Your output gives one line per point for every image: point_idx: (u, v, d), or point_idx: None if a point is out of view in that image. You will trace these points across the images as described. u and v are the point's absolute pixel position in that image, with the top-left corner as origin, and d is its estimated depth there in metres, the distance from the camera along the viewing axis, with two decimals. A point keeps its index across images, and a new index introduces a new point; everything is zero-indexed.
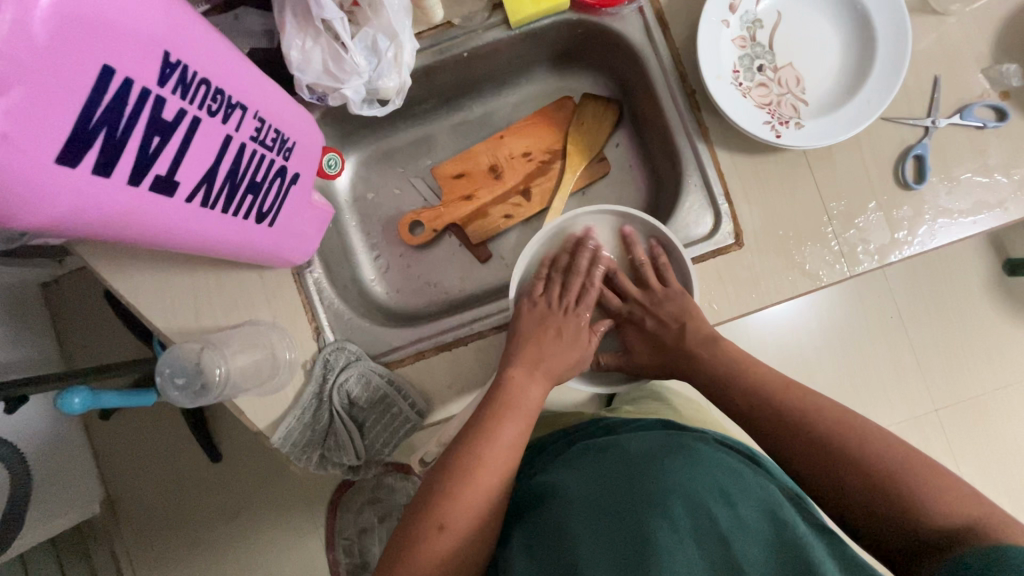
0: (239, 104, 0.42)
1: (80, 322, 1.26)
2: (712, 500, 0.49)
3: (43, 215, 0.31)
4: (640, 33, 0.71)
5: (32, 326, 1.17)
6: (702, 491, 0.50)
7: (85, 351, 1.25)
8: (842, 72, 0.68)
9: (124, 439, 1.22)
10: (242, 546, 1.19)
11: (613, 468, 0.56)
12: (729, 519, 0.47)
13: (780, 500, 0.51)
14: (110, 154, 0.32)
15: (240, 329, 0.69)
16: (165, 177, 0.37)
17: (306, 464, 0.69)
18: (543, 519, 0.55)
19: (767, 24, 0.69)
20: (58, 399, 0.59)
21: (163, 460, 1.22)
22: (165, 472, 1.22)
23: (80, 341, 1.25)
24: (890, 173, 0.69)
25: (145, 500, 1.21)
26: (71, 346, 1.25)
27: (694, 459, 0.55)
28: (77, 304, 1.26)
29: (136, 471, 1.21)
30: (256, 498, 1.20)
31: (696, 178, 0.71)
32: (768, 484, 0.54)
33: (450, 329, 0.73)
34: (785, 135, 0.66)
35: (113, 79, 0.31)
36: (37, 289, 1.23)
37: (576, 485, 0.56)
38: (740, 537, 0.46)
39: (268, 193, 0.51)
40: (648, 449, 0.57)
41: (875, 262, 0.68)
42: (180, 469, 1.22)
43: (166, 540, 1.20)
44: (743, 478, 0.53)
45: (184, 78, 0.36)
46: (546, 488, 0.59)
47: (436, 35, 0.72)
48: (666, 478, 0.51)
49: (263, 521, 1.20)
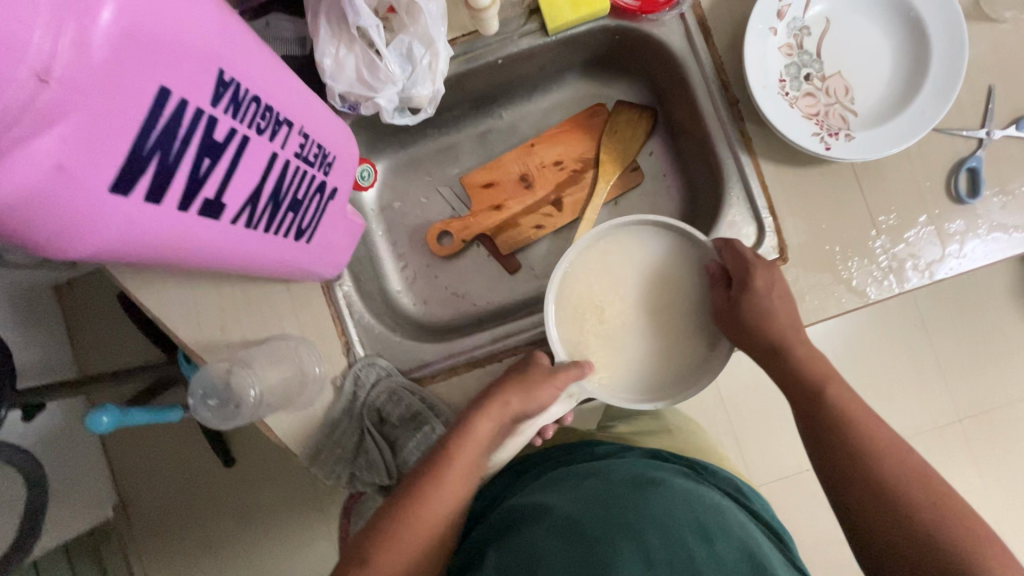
0: (287, 121, 0.40)
1: (93, 324, 1.24)
2: (689, 536, 0.51)
3: (92, 244, 0.29)
4: (681, 40, 0.69)
5: (44, 328, 1.15)
6: (680, 529, 0.51)
7: (97, 353, 1.23)
8: (893, 82, 0.65)
9: (134, 445, 1.19)
10: (254, 553, 1.18)
11: (593, 493, 0.57)
12: (704, 556, 0.49)
13: (759, 546, 0.52)
14: (162, 180, 0.30)
15: (266, 344, 0.66)
16: (213, 199, 0.35)
17: (336, 483, 0.67)
18: (518, 534, 0.56)
19: (815, 31, 0.66)
20: (87, 418, 0.57)
21: (178, 463, 1.20)
22: (175, 479, 1.20)
23: (92, 344, 1.23)
24: (941, 187, 0.66)
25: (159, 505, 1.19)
26: (82, 348, 1.23)
27: (678, 496, 0.56)
28: (90, 308, 1.24)
29: (149, 475, 1.19)
30: (273, 502, 1.19)
31: (738, 191, 0.69)
32: (749, 532, 0.54)
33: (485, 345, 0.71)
34: (834, 147, 0.63)
35: (170, 101, 0.29)
36: (49, 292, 1.21)
37: (557, 502, 0.58)
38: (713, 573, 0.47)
39: (307, 210, 0.49)
40: (630, 480, 0.59)
41: (924, 277, 0.66)
42: (192, 477, 1.20)
43: (180, 546, 1.19)
44: (722, 518, 0.55)
45: (236, 97, 0.34)
46: (522, 506, 0.60)
47: (469, 42, 0.69)
48: (646, 509, 0.54)
49: (279, 525, 1.18)
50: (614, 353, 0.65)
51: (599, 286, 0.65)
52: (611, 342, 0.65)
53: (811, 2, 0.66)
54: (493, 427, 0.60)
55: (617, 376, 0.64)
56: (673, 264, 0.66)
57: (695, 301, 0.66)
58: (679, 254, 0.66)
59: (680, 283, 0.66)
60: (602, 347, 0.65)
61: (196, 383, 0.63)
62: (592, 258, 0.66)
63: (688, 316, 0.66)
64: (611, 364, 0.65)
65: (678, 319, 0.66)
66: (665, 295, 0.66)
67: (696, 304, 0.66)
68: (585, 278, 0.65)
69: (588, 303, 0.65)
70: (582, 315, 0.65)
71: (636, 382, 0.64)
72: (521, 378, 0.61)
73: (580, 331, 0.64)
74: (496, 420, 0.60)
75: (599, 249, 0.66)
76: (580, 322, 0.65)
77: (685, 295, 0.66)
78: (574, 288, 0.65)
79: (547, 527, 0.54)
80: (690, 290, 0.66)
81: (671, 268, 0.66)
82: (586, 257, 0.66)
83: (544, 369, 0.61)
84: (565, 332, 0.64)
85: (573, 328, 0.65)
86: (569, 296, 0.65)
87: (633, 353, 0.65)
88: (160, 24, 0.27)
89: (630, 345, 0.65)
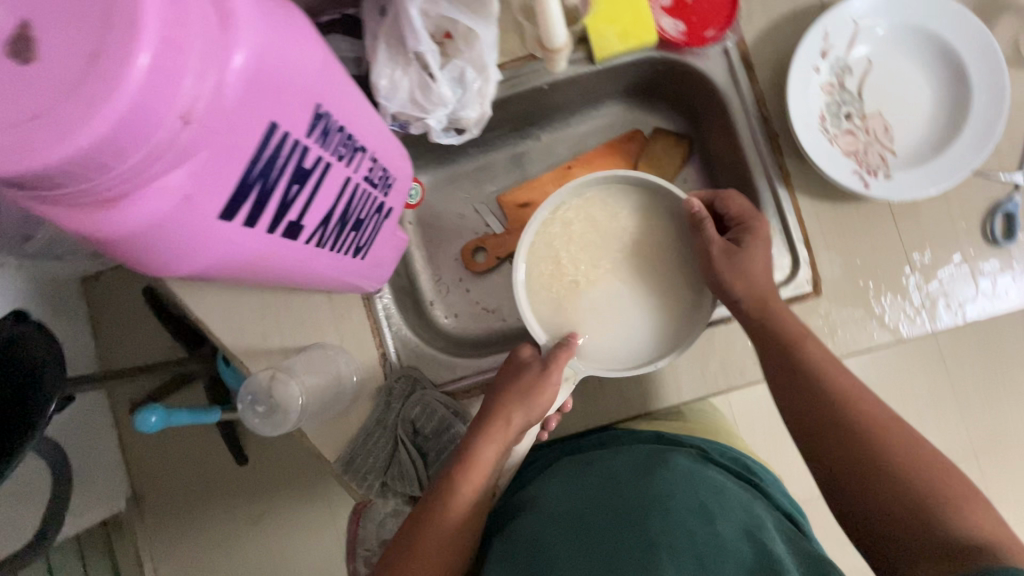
0: (362, 147, 0.42)
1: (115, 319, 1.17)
2: (693, 519, 0.50)
3: (193, 262, 0.31)
4: (723, 74, 0.70)
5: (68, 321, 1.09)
6: (679, 516, 0.50)
7: (118, 350, 1.17)
8: (932, 124, 0.66)
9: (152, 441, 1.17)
10: (267, 549, 1.15)
11: (596, 485, 0.57)
12: (708, 539, 0.48)
13: (765, 526, 0.51)
14: (259, 205, 0.32)
15: (307, 351, 0.68)
16: (295, 222, 0.37)
17: (367, 491, 0.68)
18: (521, 528, 0.56)
19: (857, 71, 0.68)
20: (137, 417, 0.59)
21: (191, 459, 1.17)
22: (192, 474, 1.17)
23: (114, 339, 1.17)
24: (976, 228, 0.67)
25: (172, 500, 1.17)
26: (104, 343, 1.17)
27: (680, 475, 0.56)
28: (117, 305, 1.17)
29: (166, 469, 1.17)
30: (285, 503, 1.16)
31: (775, 223, 0.70)
32: (755, 511, 0.54)
33: None
34: (872, 186, 0.65)
35: (277, 135, 0.31)
36: (77, 286, 1.14)
37: (560, 494, 0.58)
38: (725, 560, 0.46)
39: (367, 228, 0.51)
40: (634, 465, 0.59)
41: (956, 317, 0.66)
42: (212, 471, 1.17)
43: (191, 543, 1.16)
44: (728, 497, 0.54)
45: (327, 127, 0.36)
46: (525, 500, 0.61)
47: (517, 67, 0.71)
48: (649, 495, 0.53)
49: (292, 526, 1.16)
50: (599, 320, 0.64)
51: (567, 255, 0.65)
52: (593, 309, 0.64)
53: (855, 43, 0.67)
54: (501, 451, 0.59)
55: (606, 341, 0.63)
56: (640, 217, 0.66)
57: (671, 247, 0.65)
58: (646, 208, 0.66)
59: (650, 234, 0.66)
60: (584, 316, 0.64)
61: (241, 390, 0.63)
62: (555, 232, 0.65)
63: (667, 267, 0.65)
64: (598, 331, 0.63)
65: (656, 270, 0.65)
66: (637, 250, 0.65)
67: (673, 249, 0.65)
68: (551, 253, 0.64)
69: (559, 274, 0.64)
70: (555, 290, 0.64)
71: (627, 341, 0.63)
72: (515, 392, 0.59)
73: (557, 306, 0.64)
74: (501, 445, 0.59)
75: (563, 221, 0.65)
76: (554, 297, 0.64)
77: (660, 245, 0.65)
78: (542, 266, 0.64)
79: (548, 523, 0.54)
80: (663, 238, 0.66)
81: (638, 222, 0.66)
82: (548, 232, 0.65)
83: (538, 372, 0.60)
84: (540, 313, 0.64)
85: (550, 306, 0.64)
86: (538, 276, 0.64)
87: (617, 314, 0.64)
88: (279, 70, 0.29)
89: (612, 308, 0.64)
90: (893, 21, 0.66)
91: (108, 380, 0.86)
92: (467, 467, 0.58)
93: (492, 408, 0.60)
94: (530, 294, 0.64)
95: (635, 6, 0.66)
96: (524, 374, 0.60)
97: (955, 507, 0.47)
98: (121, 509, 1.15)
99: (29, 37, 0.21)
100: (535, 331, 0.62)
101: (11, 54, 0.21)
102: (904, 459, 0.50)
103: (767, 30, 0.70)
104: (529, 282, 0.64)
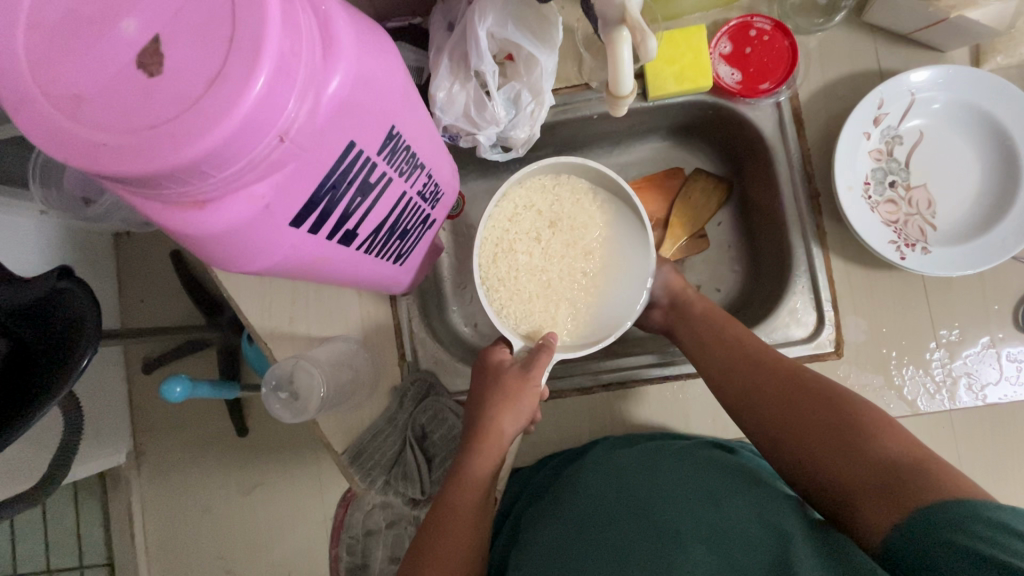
0: (421, 164, 0.44)
1: (144, 279, 1.10)
2: (700, 508, 0.53)
3: (260, 261, 0.33)
4: (772, 127, 0.71)
5: (94, 274, 1.03)
6: (681, 513, 0.52)
7: (141, 309, 1.10)
8: (977, 203, 0.66)
9: (154, 401, 1.10)
10: (249, 526, 1.02)
11: (604, 482, 0.59)
12: (717, 526, 0.51)
13: (773, 500, 0.53)
14: (325, 214, 0.34)
15: (330, 342, 0.70)
16: (352, 231, 0.39)
17: (369, 488, 0.69)
18: (541, 534, 0.57)
19: (907, 142, 0.68)
20: (164, 387, 0.62)
21: (193, 421, 1.09)
22: (192, 436, 1.09)
23: (138, 298, 1.10)
24: (1008, 312, 0.67)
25: (165, 462, 1.08)
26: (128, 301, 1.10)
27: (682, 462, 0.58)
28: (144, 268, 1.11)
29: (166, 429, 1.09)
30: (278, 477, 1.03)
31: (804, 280, 0.70)
32: (761, 483, 0.56)
33: (566, 377, 0.71)
34: (909, 257, 0.64)
35: (352, 152, 0.33)
36: (108, 239, 1.09)
37: (571, 498, 0.59)
38: (733, 545, 0.49)
39: (411, 238, 0.52)
40: (637, 457, 0.61)
41: (977, 399, 0.66)
42: (209, 437, 1.08)
43: (177, 511, 1.06)
44: (734, 478, 0.56)
45: (395, 146, 0.37)
46: (540, 509, 0.62)
47: (570, 94, 0.72)
48: (658, 489, 0.56)
49: (278, 507, 1.01)
50: (563, 306, 0.66)
51: (517, 244, 0.66)
52: (554, 297, 0.66)
53: (909, 114, 0.67)
54: (493, 466, 0.59)
55: (570, 324, 0.65)
56: (581, 201, 0.67)
57: (614, 223, 0.67)
58: (584, 191, 0.67)
59: (592, 214, 0.67)
60: (548, 306, 0.66)
61: (268, 377, 0.67)
62: (503, 226, 0.66)
63: (611, 246, 0.67)
64: (565, 316, 0.66)
65: (601, 248, 0.67)
66: (579, 233, 0.67)
67: (616, 225, 0.67)
68: (503, 248, 0.66)
69: (515, 266, 0.66)
70: (513, 287, 0.66)
71: (588, 322, 0.65)
72: (501, 398, 0.60)
73: (519, 302, 0.66)
74: (497, 456, 0.60)
75: (509, 217, 0.66)
76: (513, 295, 0.66)
77: (603, 223, 0.67)
78: (497, 264, 0.65)
79: (565, 526, 0.56)
80: (605, 216, 0.67)
81: (580, 206, 0.67)
82: (496, 227, 0.65)
83: (518, 375, 0.60)
84: (506, 312, 0.65)
85: (511, 303, 0.65)
86: (494, 275, 0.65)
87: (578, 297, 0.66)
88: (363, 95, 0.31)
89: (571, 291, 0.66)
90: (950, 96, 0.66)
91: (128, 337, 0.88)
92: (463, 482, 0.58)
93: (483, 421, 0.60)
94: (491, 295, 0.65)
95: (697, 50, 0.67)
96: (505, 374, 0.60)
97: (878, 439, 0.49)
98: (119, 463, 1.06)
99: (158, 54, 0.24)
100: (511, 339, 0.62)
101: (141, 67, 0.23)
102: (834, 411, 0.53)
103: (820, 90, 0.71)
104: (488, 283, 0.65)
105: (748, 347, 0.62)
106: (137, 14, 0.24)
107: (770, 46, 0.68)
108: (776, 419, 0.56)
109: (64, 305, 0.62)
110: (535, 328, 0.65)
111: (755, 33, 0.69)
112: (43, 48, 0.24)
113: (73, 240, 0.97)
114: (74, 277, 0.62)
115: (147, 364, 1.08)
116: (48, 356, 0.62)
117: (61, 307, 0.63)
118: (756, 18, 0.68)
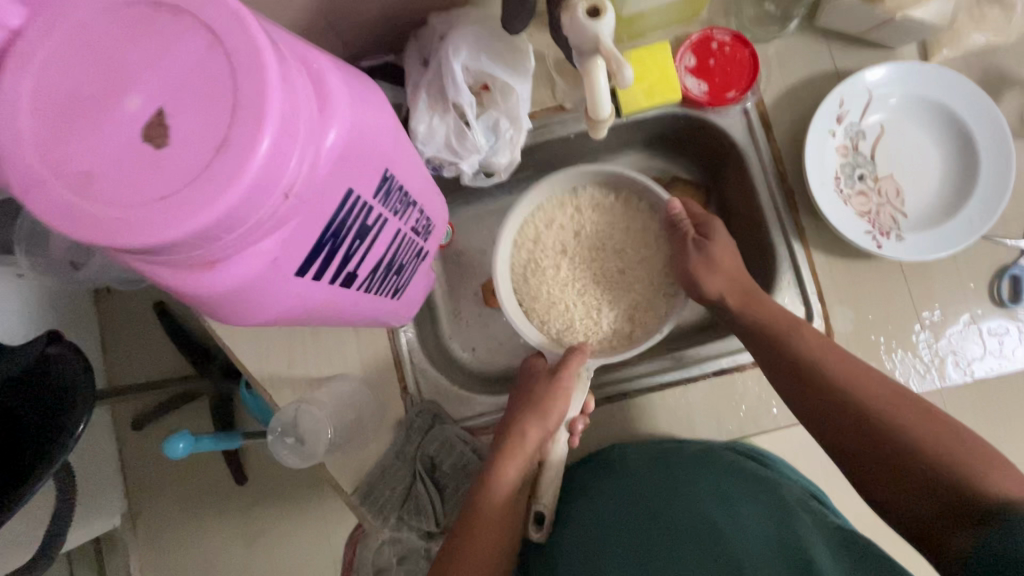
0: (413, 200, 0.44)
1: (126, 333, 1.09)
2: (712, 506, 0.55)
3: (266, 313, 0.33)
4: (742, 133, 0.74)
5: (77, 334, 1.01)
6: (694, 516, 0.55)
7: (126, 365, 1.08)
8: (941, 188, 0.70)
9: (148, 459, 1.07)
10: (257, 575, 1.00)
11: (638, 489, 0.61)
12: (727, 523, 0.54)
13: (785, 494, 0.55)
14: (328, 259, 0.35)
15: (331, 382, 0.70)
16: (353, 273, 0.39)
17: (382, 524, 0.68)
18: (573, 536, 0.60)
19: (870, 136, 0.71)
20: (168, 444, 0.60)
21: (188, 474, 1.07)
22: (189, 489, 1.06)
23: (121, 354, 1.08)
24: (984, 289, 0.70)
25: (163, 519, 1.05)
26: (111, 358, 1.08)
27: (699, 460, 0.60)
28: (127, 323, 1.09)
29: (162, 484, 1.06)
30: (284, 518, 1.02)
31: (790, 275, 0.72)
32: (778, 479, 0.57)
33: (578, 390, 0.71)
34: (885, 246, 0.67)
35: (352, 199, 0.34)
36: (88, 298, 1.07)
37: (604, 501, 0.61)
38: (741, 538, 0.52)
39: (407, 272, 0.52)
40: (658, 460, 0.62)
41: (965, 375, 0.68)
42: (206, 488, 1.06)
43: (180, 567, 1.03)
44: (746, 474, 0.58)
45: (389, 187, 0.38)
46: (558, 523, 0.62)
47: (546, 116, 0.74)
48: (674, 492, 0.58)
49: (285, 549, 1.00)
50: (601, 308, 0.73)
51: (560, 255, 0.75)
52: (593, 300, 0.74)
53: (869, 110, 0.71)
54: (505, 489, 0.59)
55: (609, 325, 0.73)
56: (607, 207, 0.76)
57: (640, 225, 0.75)
58: (607, 197, 0.76)
59: (614, 220, 0.75)
60: (586, 308, 0.74)
61: (274, 425, 0.70)
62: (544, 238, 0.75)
63: (643, 247, 0.75)
64: (603, 318, 0.73)
65: (633, 250, 0.75)
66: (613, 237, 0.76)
67: (642, 227, 0.75)
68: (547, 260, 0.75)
69: (545, 280, 0.74)
70: (557, 295, 0.74)
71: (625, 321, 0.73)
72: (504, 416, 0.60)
73: (560, 307, 0.74)
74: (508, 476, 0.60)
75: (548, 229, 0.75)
76: (556, 301, 0.74)
77: (631, 226, 0.75)
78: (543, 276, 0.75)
79: (599, 525, 0.60)
80: (631, 219, 0.75)
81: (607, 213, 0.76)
82: (539, 238, 0.75)
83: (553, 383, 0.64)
84: (545, 319, 0.73)
85: (552, 310, 0.73)
86: (538, 286, 0.74)
87: (615, 298, 0.74)
88: (360, 143, 0.32)
89: (610, 293, 0.74)
90: (905, 91, 0.70)
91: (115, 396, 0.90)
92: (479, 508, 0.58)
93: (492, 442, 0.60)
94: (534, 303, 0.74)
95: (663, 66, 0.70)
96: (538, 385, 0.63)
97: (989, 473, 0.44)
98: (114, 527, 1.03)
99: (163, 125, 0.24)
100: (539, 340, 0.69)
101: (147, 139, 0.24)
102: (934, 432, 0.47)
103: (784, 94, 0.74)
104: (533, 294, 0.74)
105: (823, 349, 0.55)
106: (139, 90, 0.24)
107: (731, 56, 0.71)
108: (863, 420, 0.50)
109: (57, 371, 0.61)
110: (572, 330, 0.73)
111: (716, 45, 0.72)
112: (48, 128, 0.24)
113: (55, 301, 0.95)
114: (64, 341, 0.62)
115: (138, 419, 1.05)
116: (41, 426, 0.60)
117: (49, 375, 0.61)
118: (716, 31, 0.72)
